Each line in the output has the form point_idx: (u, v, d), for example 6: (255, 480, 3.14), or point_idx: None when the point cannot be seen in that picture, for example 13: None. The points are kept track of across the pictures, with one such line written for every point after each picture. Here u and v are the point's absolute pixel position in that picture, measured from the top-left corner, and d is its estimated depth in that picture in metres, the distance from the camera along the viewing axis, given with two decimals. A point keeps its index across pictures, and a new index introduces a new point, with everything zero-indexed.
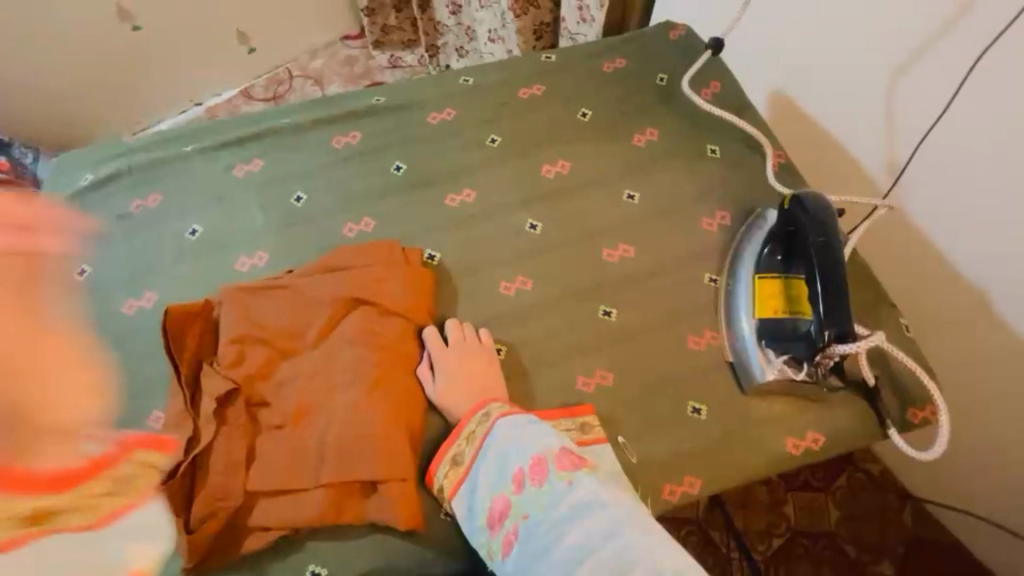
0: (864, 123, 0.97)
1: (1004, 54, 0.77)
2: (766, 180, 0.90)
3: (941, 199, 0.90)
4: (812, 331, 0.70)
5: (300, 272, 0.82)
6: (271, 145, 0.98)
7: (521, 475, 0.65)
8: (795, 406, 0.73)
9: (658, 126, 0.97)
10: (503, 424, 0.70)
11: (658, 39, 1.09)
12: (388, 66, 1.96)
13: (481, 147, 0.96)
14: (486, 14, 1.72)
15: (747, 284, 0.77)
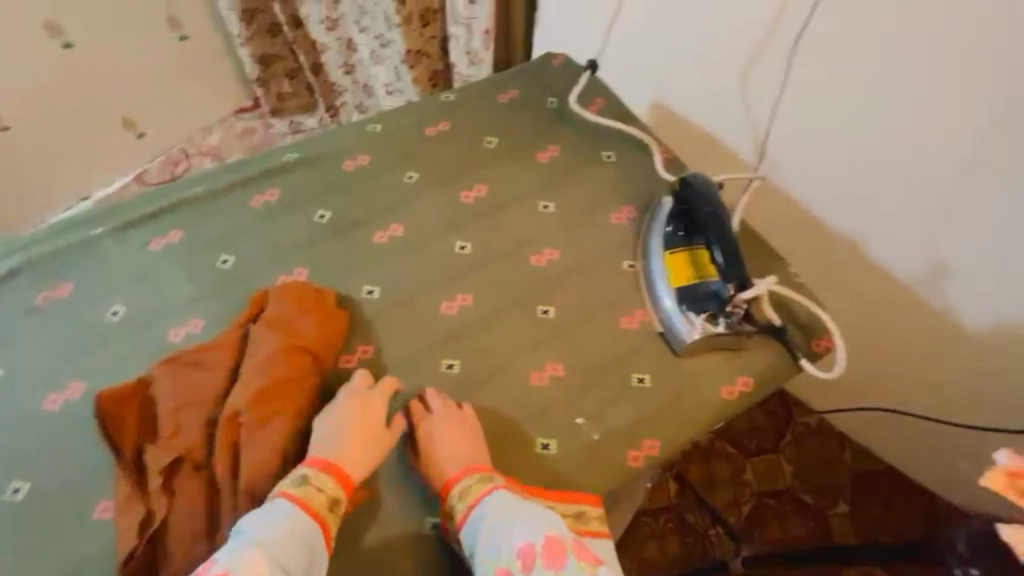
0: (727, 114, 1.14)
1: (812, 41, 0.97)
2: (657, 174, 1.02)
3: (799, 164, 1.08)
4: (720, 288, 0.80)
5: (230, 333, 0.80)
6: (185, 215, 0.97)
7: (531, 554, 0.62)
8: (723, 357, 0.82)
9: (557, 143, 1.08)
10: (501, 494, 0.70)
11: (543, 68, 1.21)
12: (290, 132, 1.93)
13: (399, 185, 1.02)
14: (381, 70, 1.76)
15: (660, 261, 0.87)
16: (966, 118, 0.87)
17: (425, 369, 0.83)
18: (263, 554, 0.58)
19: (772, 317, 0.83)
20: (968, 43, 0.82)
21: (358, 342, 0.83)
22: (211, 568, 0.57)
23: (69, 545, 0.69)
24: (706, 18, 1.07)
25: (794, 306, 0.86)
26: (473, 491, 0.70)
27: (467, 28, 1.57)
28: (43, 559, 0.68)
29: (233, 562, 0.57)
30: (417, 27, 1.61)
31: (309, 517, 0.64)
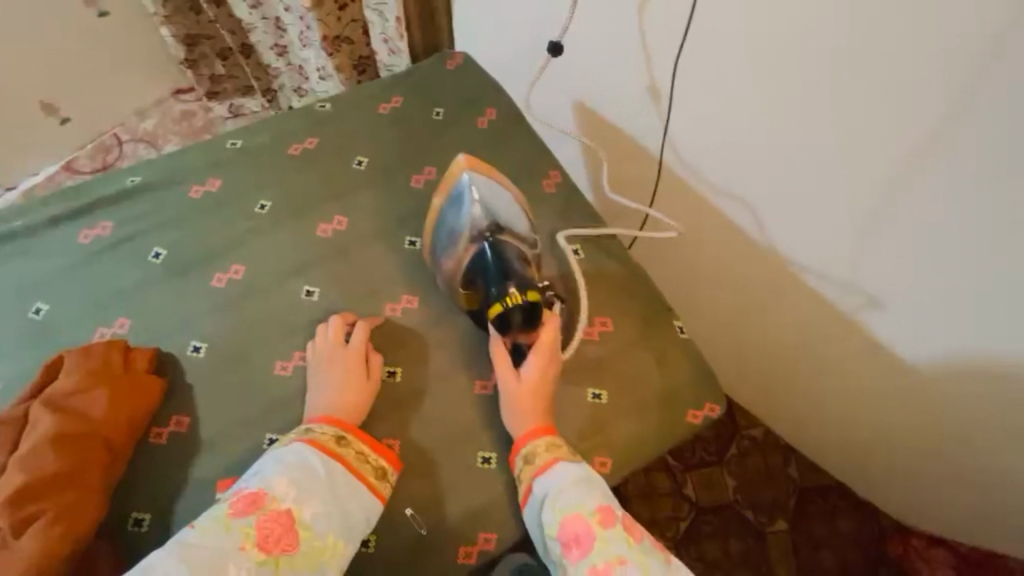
0: (644, 115, 0.95)
1: (709, 28, 0.78)
2: (467, 199, 0.77)
3: (717, 170, 0.91)
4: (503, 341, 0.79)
5: (11, 408, 0.69)
6: (5, 254, 0.86)
7: (608, 516, 0.63)
8: (581, 432, 0.75)
9: (437, 164, 0.95)
10: (569, 464, 0.69)
11: (435, 70, 1.06)
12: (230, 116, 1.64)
13: (250, 215, 0.90)
14: (310, 52, 1.43)
15: (454, 291, 0.81)
16: (911, 104, 0.66)
17: (246, 441, 0.73)
18: (291, 481, 0.64)
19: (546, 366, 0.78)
20: (890, 34, 0.63)
21: (173, 412, 0.74)
22: (246, 487, 0.63)
23: None
24: (615, 7, 0.87)
25: (657, 355, 0.80)
26: (545, 455, 0.70)
27: (379, 13, 1.22)
28: None
29: (267, 482, 0.63)
30: (332, 9, 1.27)
31: (325, 456, 0.67)
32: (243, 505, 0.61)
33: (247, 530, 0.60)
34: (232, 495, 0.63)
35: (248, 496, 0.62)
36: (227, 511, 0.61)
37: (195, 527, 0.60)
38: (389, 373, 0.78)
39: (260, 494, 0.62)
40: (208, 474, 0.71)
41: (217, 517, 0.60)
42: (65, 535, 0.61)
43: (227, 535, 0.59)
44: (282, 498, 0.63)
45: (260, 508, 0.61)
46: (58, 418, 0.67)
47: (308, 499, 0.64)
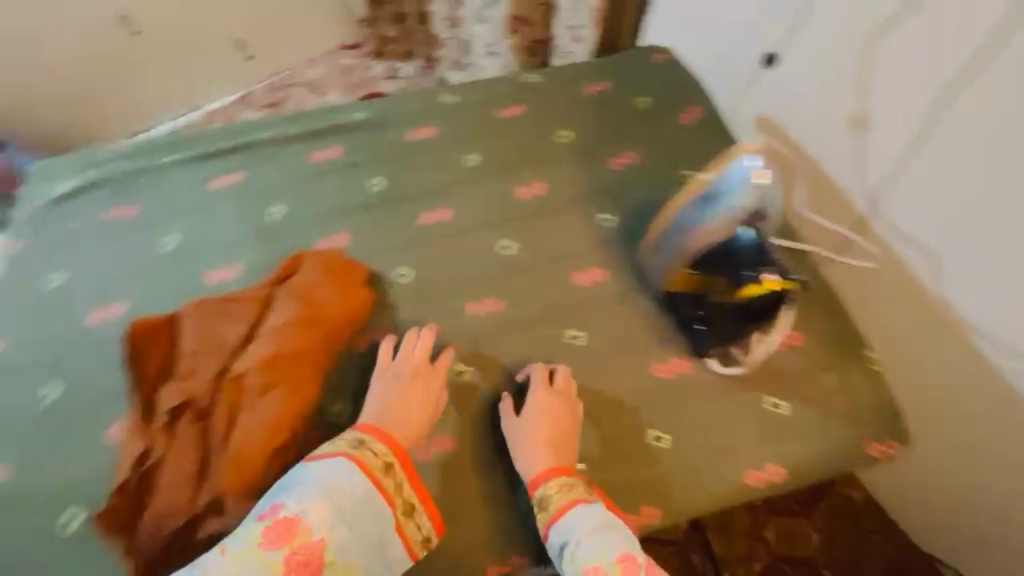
0: (842, 140, 0.91)
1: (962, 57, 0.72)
2: (745, 185, 0.69)
3: (904, 212, 0.84)
4: (700, 329, 0.76)
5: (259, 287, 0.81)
6: (254, 159, 0.99)
7: (634, 566, 0.59)
8: (757, 437, 0.73)
9: (636, 151, 0.99)
10: (584, 508, 0.65)
11: (640, 63, 1.11)
12: (386, 77, 1.80)
13: (460, 165, 0.97)
14: (483, 28, 1.54)
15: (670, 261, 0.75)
16: None
17: None
18: (326, 507, 0.62)
19: (720, 367, 0.76)
20: None
21: (377, 325, 0.82)
22: (281, 509, 0.61)
23: (78, 459, 0.73)
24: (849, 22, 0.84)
25: (844, 380, 0.77)
26: (562, 497, 0.66)
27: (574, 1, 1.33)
28: (52, 467, 0.72)
29: (300, 509, 0.61)
30: None
31: (359, 473, 0.65)
32: (267, 535, 0.59)
33: (277, 562, 0.58)
34: (266, 519, 0.60)
35: (279, 523, 0.60)
36: (257, 540, 0.59)
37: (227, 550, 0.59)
38: (575, 337, 0.80)
39: (292, 523, 0.60)
40: None
41: (248, 542, 0.59)
42: (291, 418, 0.71)
43: (256, 565, 0.57)
44: (314, 530, 0.60)
45: (292, 539, 0.59)
46: (299, 306, 0.77)
47: (332, 531, 0.61)
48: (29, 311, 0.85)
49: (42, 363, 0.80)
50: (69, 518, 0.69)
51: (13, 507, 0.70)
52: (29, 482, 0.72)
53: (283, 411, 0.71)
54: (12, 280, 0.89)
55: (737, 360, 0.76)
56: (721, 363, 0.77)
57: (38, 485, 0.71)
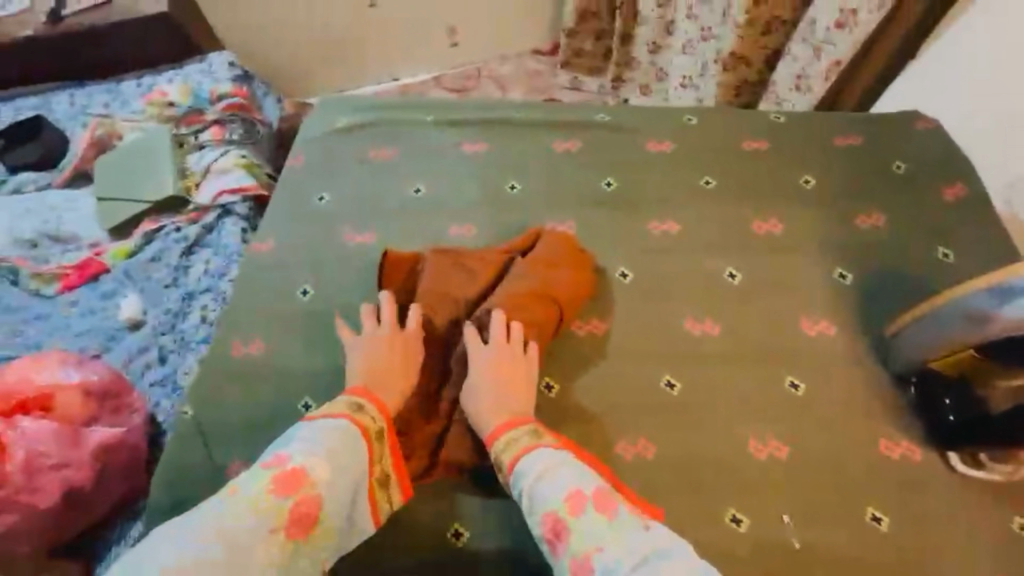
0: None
1: None
2: None
3: None
4: (951, 421, 0.69)
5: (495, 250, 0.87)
6: (497, 133, 1.05)
7: (581, 499, 0.59)
8: (998, 556, 0.65)
9: (886, 214, 0.92)
10: (537, 453, 0.65)
11: (901, 125, 1.05)
12: (568, 86, 2.10)
13: (694, 185, 0.97)
14: (684, 61, 1.76)
15: (944, 336, 0.68)
16: None
17: (645, 371, 0.79)
18: (331, 458, 0.60)
19: (967, 469, 0.69)
20: None
21: (593, 315, 0.84)
22: (288, 461, 0.59)
23: (319, 355, 0.82)
24: None
25: None
26: (509, 454, 0.66)
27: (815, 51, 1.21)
28: (299, 355, 0.82)
29: (306, 459, 0.59)
30: (756, 34, 1.53)
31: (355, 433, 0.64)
32: (278, 484, 0.57)
33: (280, 513, 0.55)
34: (272, 469, 0.58)
35: (285, 473, 0.58)
36: (266, 488, 0.56)
37: (233, 491, 0.56)
38: (794, 385, 0.77)
39: (298, 474, 0.58)
40: (609, 380, 0.79)
41: (255, 490, 0.56)
42: (517, 374, 0.74)
43: (260, 513, 0.55)
44: (316, 484, 0.58)
45: (297, 490, 0.57)
46: (535, 278, 0.82)
47: (335, 485, 0.60)
48: (294, 216, 0.96)
49: (299, 264, 0.91)
50: (305, 404, 0.79)
51: (261, 379, 0.80)
52: (278, 363, 0.82)
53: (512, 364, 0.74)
54: (286, 187, 1.00)
55: (987, 465, 0.69)
56: (963, 465, 0.69)
57: (286, 367, 0.81)
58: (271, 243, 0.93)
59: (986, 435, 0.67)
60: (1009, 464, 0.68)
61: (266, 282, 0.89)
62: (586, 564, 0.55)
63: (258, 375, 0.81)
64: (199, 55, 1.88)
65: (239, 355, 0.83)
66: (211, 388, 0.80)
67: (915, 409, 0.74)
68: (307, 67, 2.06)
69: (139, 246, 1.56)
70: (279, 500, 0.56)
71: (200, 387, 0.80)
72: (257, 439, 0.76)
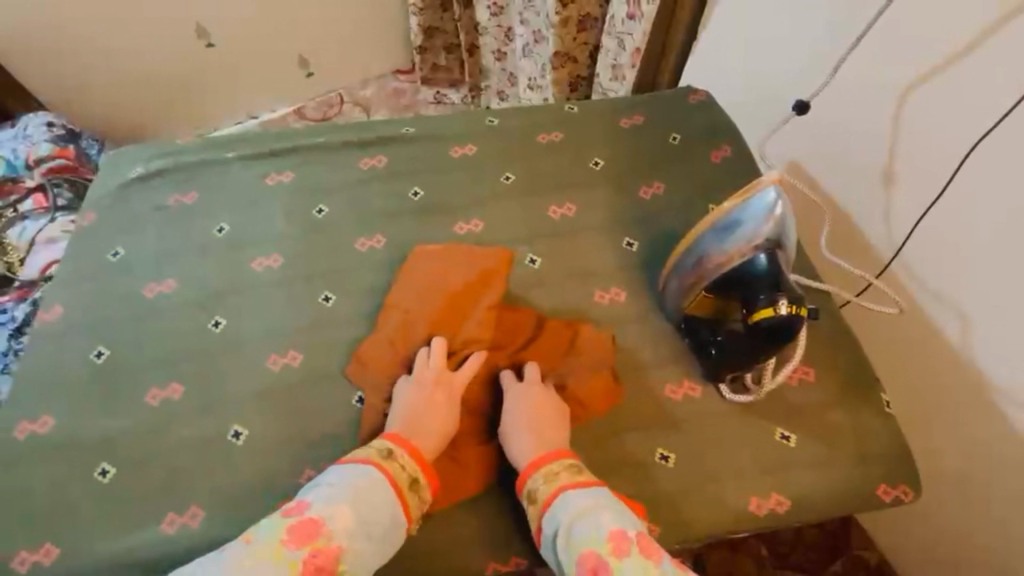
0: (870, 192, 0.98)
1: (1001, 146, 0.80)
2: (764, 216, 0.68)
3: (916, 260, 0.93)
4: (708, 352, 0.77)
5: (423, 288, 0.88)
6: (302, 161, 1.05)
7: (622, 540, 0.62)
8: (765, 465, 0.74)
9: (664, 181, 1.02)
10: (573, 492, 0.68)
11: (678, 100, 1.16)
12: (433, 102, 2.14)
13: (496, 182, 1.03)
14: (527, 63, 1.84)
15: (682, 285, 0.76)
16: None
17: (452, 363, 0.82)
18: (349, 507, 0.65)
19: (731, 394, 0.78)
20: None
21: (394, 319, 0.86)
22: (307, 509, 0.64)
23: (119, 415, 0.79)
24: (871, 86, 0.95)
25: (856, 417, 0.76)
26: (547, 485, 0.69)
27: (618, 41, 1.33)
28: (96, 421, 0.79)
29: (323, 511, 0.64)
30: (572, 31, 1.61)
31: (381, 480, 0.68)
32: (291, 535, 0.62)
33: (293, 564, 0.60)
34: (292, 517, 0.64)
35: (302, 526, 0.63)
36: (282, 538, 0.62)
37: (253, 540, 0.62)
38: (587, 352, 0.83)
39: (315, 524, 0.63)
40: None
41: (271, 540, 0.62)
42: (528, 407, 0.75)
43: (276, 564, 0.60)
44: (336, 534, 0.63)
45: (312, 541, 0.62)
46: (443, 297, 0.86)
47: (355, 536, 0.63)
48: (85, 277, 0.91)
49: (89, 328, 0.86)
50: (104, 470, 0.75)
51: (55, 454, 0.76)
52: (72, 434, 0.77)
53: (517, 405, 0.76)
54: (77, 248, 0.94)
55: (751, 388, 0.78)
56: (731, 392, 0.78)
57: (82, 437, 0.77)
58: (59, 310, 0.88)
59: (731, 361, 0.74)
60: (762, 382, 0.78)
61: (53, 353, 0.84)
62: None
63: (52, 450, 0.76)
64: (10, 120, 1.74)
65: (24, 436, 0.77)
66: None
67: (689, 348, 0.82)
68: (138, 117, 1.95)
69: None
70: (286, 548, 0.61)
71: None
72: (53, 517, 0.72)
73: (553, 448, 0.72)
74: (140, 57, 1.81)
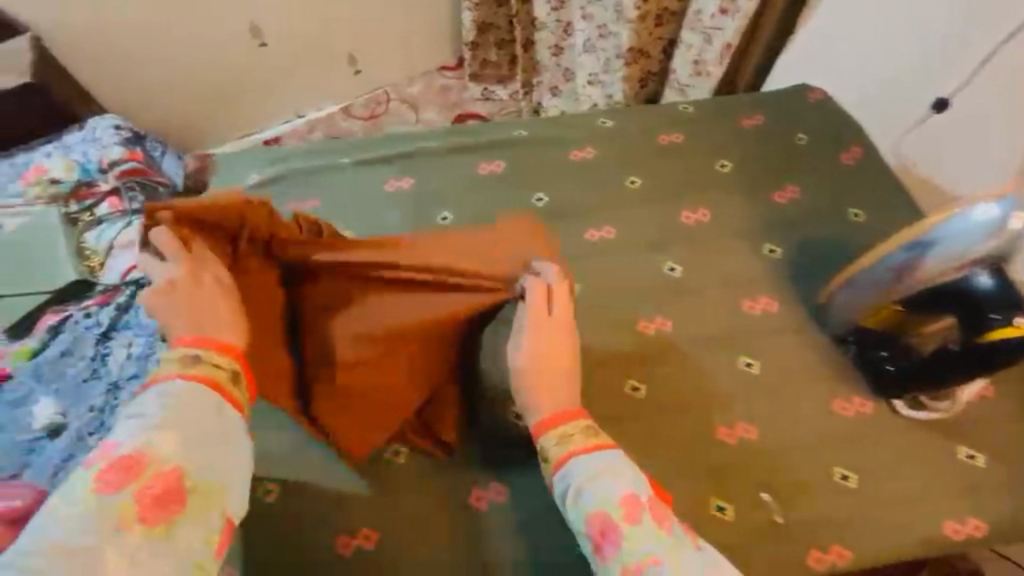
0: None
1: None
2: (990, 232, 0.65)
3: None
4: (888, 370, 0.74)
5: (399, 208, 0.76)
6: (420, 166, 1.03)
7: (634, 504, 0.55)
8: (956, 487, 0.71)
9: (799, 185, 0.98)
10: (582, 454, 0.59)
11: (797, 99, 1.12)
12: (480, 98, 2.07)
13: (620, 186, 0.99)
14: (587, 59, 1.76)
15: (870, 298, 0.73)
16: None
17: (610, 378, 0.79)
18: (166, 431, 0.47)
19: (911, 411, 0.75)
20: None
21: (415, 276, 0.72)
22: (116, 449, 0.46)
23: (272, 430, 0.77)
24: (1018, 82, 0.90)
25: None
26: (579, 442, 0.60)
27: (705, 38, 1.25)
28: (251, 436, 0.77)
29: (139, 443, 0.45)
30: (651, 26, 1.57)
31: (207, 386, 0.51)
32: (110, 481, 0.43)
33: (123, 508, 0.42)
34: (100, 463, 0.46)
35: (121, 460, 0.44)
36: (92, 485, 0.43)
37: (46, 505, 0.42)
38: (748, 365, 0.79)
39: (133, 458, 0.45)
40: None
41: (77, 493, 0.42)
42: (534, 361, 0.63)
43: (93, 514, 0.41)
44: (168, 460, 0.45)
45: (137, 476, 0.44)
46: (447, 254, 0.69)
47: (189, 460, 0.46)
48: None
49: None
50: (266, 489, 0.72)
51: None
52: None
53: (534, 345, 0.63)
54: None
55: (929, 405, 0.74)
56: (909, 409, 0.75)
57: None
58: None
59: (928, 379, 0.71)
60: (946, 400, 0.74)
61: None
62: None
63: None
64: (79, 122, 1.73)
65: None
66: None
67: (856, 364, 0.78)
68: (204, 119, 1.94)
69: (44, 342, 1.37)
70: (107, 496, 0.42)
71: None
72: None
73: (566, 408, 0.62)
74: (200, 62, 1.84)
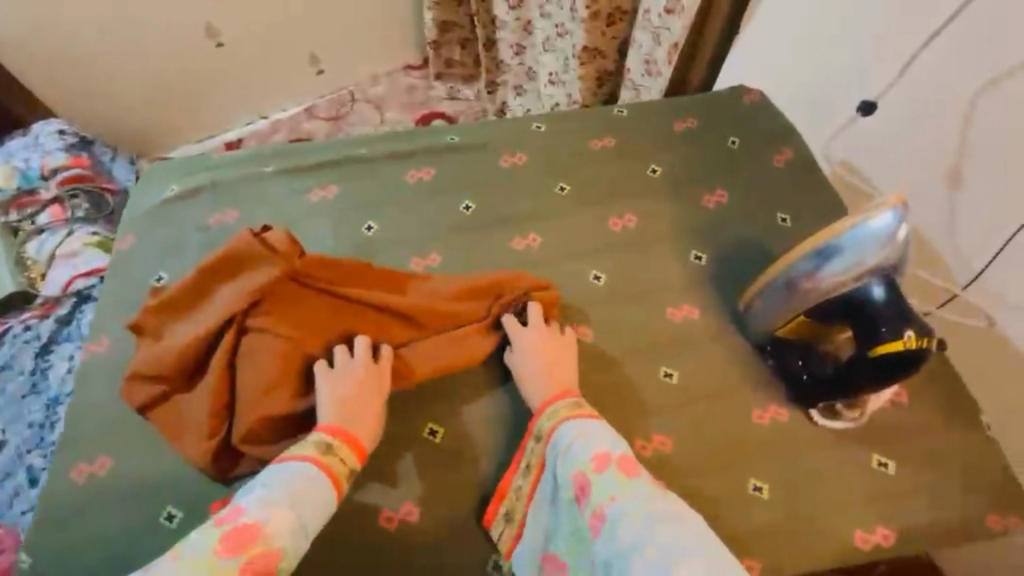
0: (938, 198, 0.93)
1: None
2: (879, 240, 0.65)
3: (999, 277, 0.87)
4: (804, 378, 0.74)
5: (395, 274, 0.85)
6: (345, 174, 1.00)
7: (606, 459, 0.65)
8: (866, 495, 0.70)
9: (727, 189, 0.97)
10: (573, 425, 0.70)
11: (732, 101, 1.10)
12: (447, 96, 2.07)
13: (550, 193, 0.98)
14: (548, 57, 1.74)
15: (779, 313, 0.73)
16: None
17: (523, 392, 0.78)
18: (290, 509, 0.59)
19: (824, 420, 0.74)
20: None
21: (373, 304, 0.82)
22: (242, 515, 0.57)
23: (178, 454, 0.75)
24: (941, 89, 0.90)
25: (955, 444, 0.74)
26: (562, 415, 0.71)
27: (654, 35, 1.23)
28: (155, 460, 0.75)
29: (261, 514, 0.57)
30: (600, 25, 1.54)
31: (322, 472, 0.64)
32: (228, 544, 0.55)
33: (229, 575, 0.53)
34: (225, 526, 0.56)
35: (239, 529, 0.56)
36: (215, 546, 0.54)
37: (180, 554, 0.53)
38: (667, 375, 0.78)
39: (252, 529, 0.56)
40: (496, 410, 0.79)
41: (204, 550, 0.54)
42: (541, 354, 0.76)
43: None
44: (275, 537, 0.57)
45: (249, 547, 0.55)
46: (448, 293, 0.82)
47: (291, 537, 0.58)
48: (130, 306, 0.87)
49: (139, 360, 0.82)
50: (169, 514, 0.72)
51: (115, 497, 0.72)
52: (131, 475, 0.74)
53: (534, 360, 0.76)
54: (118, 274, 0.90)
55: (842, 415, 0.74)
56: (824, 418, 0.74)
57: (142, 478, 0.74)
58: (107, 341, 0.84)
59: (842, 390, 0.70)
60: (858, 409, 0.74)
61: (103, 387, 0.80)
62: (601, 512, 0.62)
63: (112, 492, 0.73)
64: (22, 129, 1.68)
65: (83, 478, 0.74)
66: (53, 525, 0.70)
67: (777, 374, 0.78)
68: (152, 122, 1.88)
69: None
70: (222, 558, 0.54)
71: (41, 523, 0.71)
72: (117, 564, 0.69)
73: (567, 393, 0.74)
74: (149, 61, 1.75)
